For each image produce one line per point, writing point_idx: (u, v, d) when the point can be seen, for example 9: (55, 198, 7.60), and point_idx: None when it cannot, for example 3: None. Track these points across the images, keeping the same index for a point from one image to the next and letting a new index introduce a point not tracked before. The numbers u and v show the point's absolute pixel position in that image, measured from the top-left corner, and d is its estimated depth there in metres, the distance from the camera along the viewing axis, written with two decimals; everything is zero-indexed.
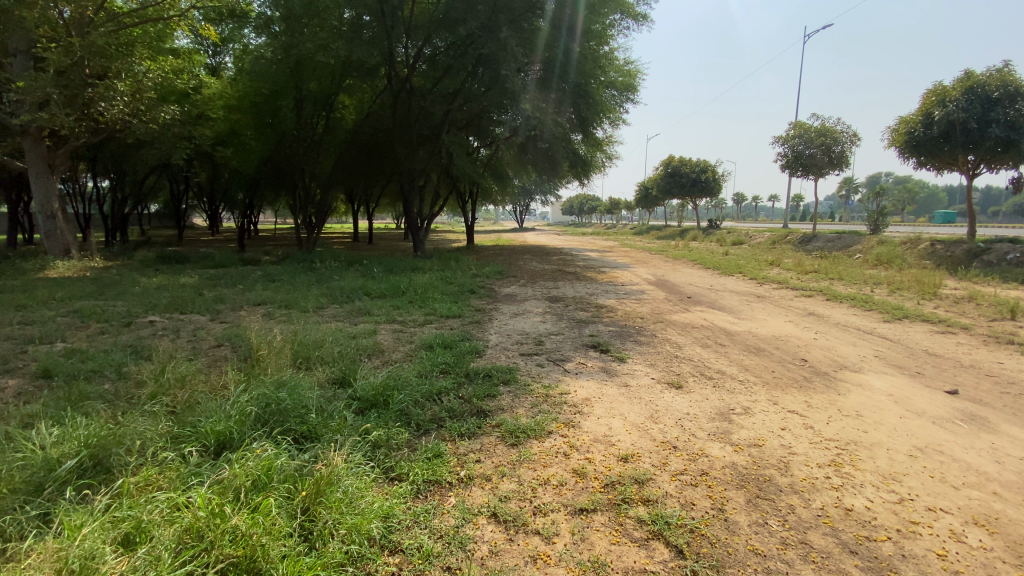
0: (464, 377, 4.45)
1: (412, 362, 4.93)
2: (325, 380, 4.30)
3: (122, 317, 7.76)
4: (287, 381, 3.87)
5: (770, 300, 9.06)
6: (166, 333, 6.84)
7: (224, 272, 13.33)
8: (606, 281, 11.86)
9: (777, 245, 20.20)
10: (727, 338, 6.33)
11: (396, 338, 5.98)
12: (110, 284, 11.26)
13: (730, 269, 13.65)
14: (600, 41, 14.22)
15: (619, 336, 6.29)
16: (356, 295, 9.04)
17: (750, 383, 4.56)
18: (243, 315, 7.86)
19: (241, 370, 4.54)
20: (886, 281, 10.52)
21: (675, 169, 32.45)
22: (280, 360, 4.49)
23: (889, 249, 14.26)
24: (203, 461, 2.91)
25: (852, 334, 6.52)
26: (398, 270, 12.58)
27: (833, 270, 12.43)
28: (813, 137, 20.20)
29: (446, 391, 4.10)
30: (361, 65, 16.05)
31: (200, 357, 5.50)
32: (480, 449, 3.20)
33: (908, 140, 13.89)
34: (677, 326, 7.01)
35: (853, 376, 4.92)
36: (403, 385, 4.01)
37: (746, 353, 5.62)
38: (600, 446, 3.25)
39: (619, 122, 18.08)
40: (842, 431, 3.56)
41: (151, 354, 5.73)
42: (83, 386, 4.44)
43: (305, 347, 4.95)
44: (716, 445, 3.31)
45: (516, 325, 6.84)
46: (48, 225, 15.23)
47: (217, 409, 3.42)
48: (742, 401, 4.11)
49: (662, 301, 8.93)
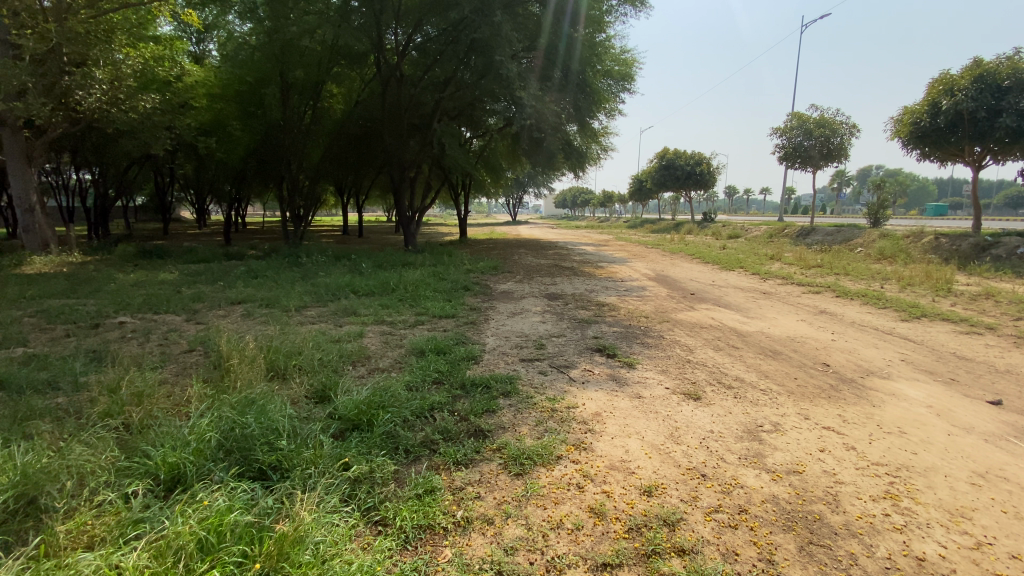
0: (458, 389, 4.00)
1: (401, 370, 4.48)
2: (304, 396, 3.84)
3: (90, 318, 7.18)
4: (260, 398, 3.40)
5: (778, 297, 8.67)
6: (135, 337, 6.30)
7: (206, 268, 12.73)
8: (604, 276, 11.44)
9: (775, 238, 19.87)
10: (740, 339, 5.92)
11: (384, 343, 5.48)
12: (83, 281, 10.67)
13: (731, 264, 13.26)
14: (597, 27, 13.86)
15: (623, 338, 5.86)
16: (342, 293, 8.54)
17: (774, 393, 4.15)
18: (219, 316, 7.32)
19: (209, 383, 4.05)
20: (895, 276, 10.17)
21: (669, 161, 31.98)
22: (253, 370, 4.01)
23: (892, 242, 13.94)
24: (149, 504, 2.45)
25: (871, 335, 6.15)
26: (387, 266, 12.04)
27: (838, 264, 12.05)
28: (812, 128, 19.82)
29: (438, 407, 3.65)
30: (350, 52, 15.48)
31: (168, 366, 4.99)
32: (480, 481, 2.76)
33: (913, 130, 13.55)
34: (684, 325, 6.58)
35: (884, 384, 4.53)
36: (391, 399, 3.55)
37: (764, 357, 5.20)
38: (618, 476, 2.81)
39: (614, 112, 17.65)
40: (888, 454, 3.25)
41: (114, 360, 5.19)
42: (31, 401, 3.91)
43: (281, 356, 4.46)
44: (751, 472, 2.90)
45: (513, 326, 6.37)
46: (25, 219, 14.53)
47: (172, 435, 2.95)
48: (769, 415, 3.70)
49: (665, 299, 8.51)
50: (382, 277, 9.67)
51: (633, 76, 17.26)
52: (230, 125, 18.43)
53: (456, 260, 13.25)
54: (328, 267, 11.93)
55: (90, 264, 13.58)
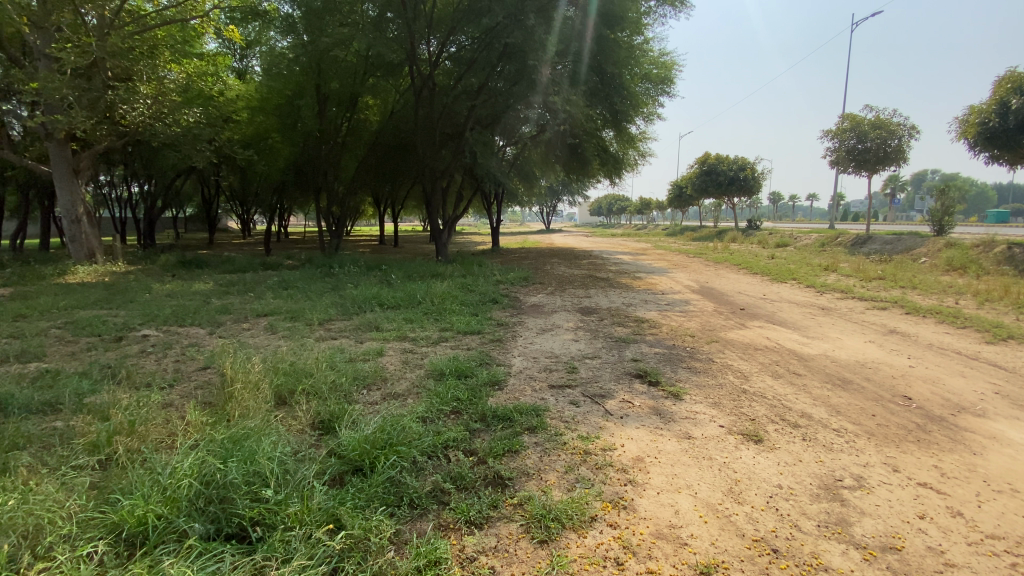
0: (478, 422, 3.54)
1: (417, 397, 4.03)
2: (308, 427, 3.46)
3: (116, 331, 7.09)
4: (256, 433, 3.04)
5: (838, 314, 7.85)
6: (154, 351, 6.14)
7: (240, 278, 12.78)
8: (643, 288, 10.83)
9: (827, 247, 18.66)
10: (800, 364, 5.24)
11: (403, 363, 5.07)
12: (120, 291, 10.81)
13: (782, 275, 12.36)
14: (632, 29, 13.28)
15: (666, 361, 5.25)
16: (368, 305, 8.27)
17: (850, 435, 3.50)
18: (242, 329, 7.12)
19: (211, 408, 3.73)
20: (969, 290, 9.13)
21: (711, 167, 30.94)
22: (257, 395, 3.68)
23: (960, 252, 12.73)
24: (104, 570, 2.07)
25: (954, 360, 5.34)
26: (417, 276, 11.74)
27: (902, 276, 11.05)
28: (867, 130, 18.53)
29: (454, 445, 3.19)
30: (384, 62, 15.44)
31: (178, 385, 4.72)
32: (496, 549, 2.28)
33: (979, 132, 12.35)
34: (736, 347, 5.92)
35: (982, 424, 3.79)
36: (400, 434, 3.12)
37: (831, 388, 4.51)
38: (666, 549, 2.28)
39: (651, 117, 17.03)
40: (1006, 522, 2.59)
41: (127, 378, 4.98)
42: (25, 426, 3.67)
43: (290, 380, 4.10)
44: (835, 549, 2.31)
45: (544, 345, 5.87)
46: (73, 230, 15.02)
47: (150, 479, 2.59)
48: (849, 466, 3.06)
49: (712, 315, 7.83)
50: (409, 289, 9.35)
51: (672, 79, 16.57)
52: (270, 137, 18.78)
53: (486, 270, 12.92)
54: (357, 279, 11.75)
55: (130, 273, 13.89)
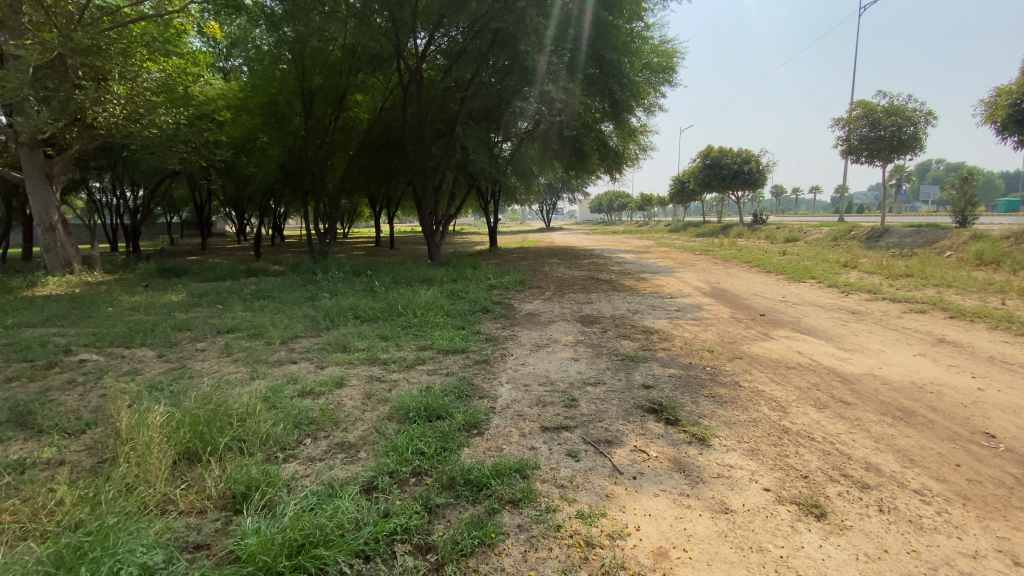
0: (443, 495, 2.64)
1: (371, 454, 3.14)
2: (215, 507, 2.59)
3: (53, 355, 6.17)
4: (125, 531, 2.15)
5: (871, 319, 6.95)
6: (84, 381, 5.23)
7: (216, 288, 11.88)
8: (649, 291, 9.95)
9: (840, 241, 17.76)
10: (844, 388, 4.34)
11: (365, 398, 4.16)
12: (82, 305, 9.92)
13: (799, 273, 11.43)
14: (631, 14, 12.39)
15: (684, 388, 4.32)
16: (341, 319, 7.35)
17: (938, 502, 2.65)
18: (195, 351, 6.19)
19: (96, 478, 2.84)
20: (1011, 288, 8.26)
21: (714, 160, 29.88)
22: (156, 460, 2.78)
23: (990, 244, 11.81)
24: None
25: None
26: (404, 283, 10.80)
27: (931, 273, 10.14)
28: (880, 117, 17.57)
29: (401, 536, 2.31)
30: (370, 54, 14.44)
31: (89, 432, 3.82)
32: None
33: (1013, 114, 11.41)
34: (764, 365, 5.01)
35: None
36: (326, 526, 2.22)
37: (892, 423, 3.62)
38: None
39: (653, 108, 16.15)
40: None
41: (32, 421, 4.06)
42: None
43: (211, 430, 3.19)
44: None
45: (537, 367, 4.96)
46: (47, 238, 14.08)
47: None
48: (954, 559, 2.23)
49: (729, 323, 6.88)
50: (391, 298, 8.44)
51: (674, 67, 15.66)
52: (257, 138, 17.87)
53: (480, 274, 12.02)
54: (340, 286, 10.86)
55: (103, 284, 13.00)
